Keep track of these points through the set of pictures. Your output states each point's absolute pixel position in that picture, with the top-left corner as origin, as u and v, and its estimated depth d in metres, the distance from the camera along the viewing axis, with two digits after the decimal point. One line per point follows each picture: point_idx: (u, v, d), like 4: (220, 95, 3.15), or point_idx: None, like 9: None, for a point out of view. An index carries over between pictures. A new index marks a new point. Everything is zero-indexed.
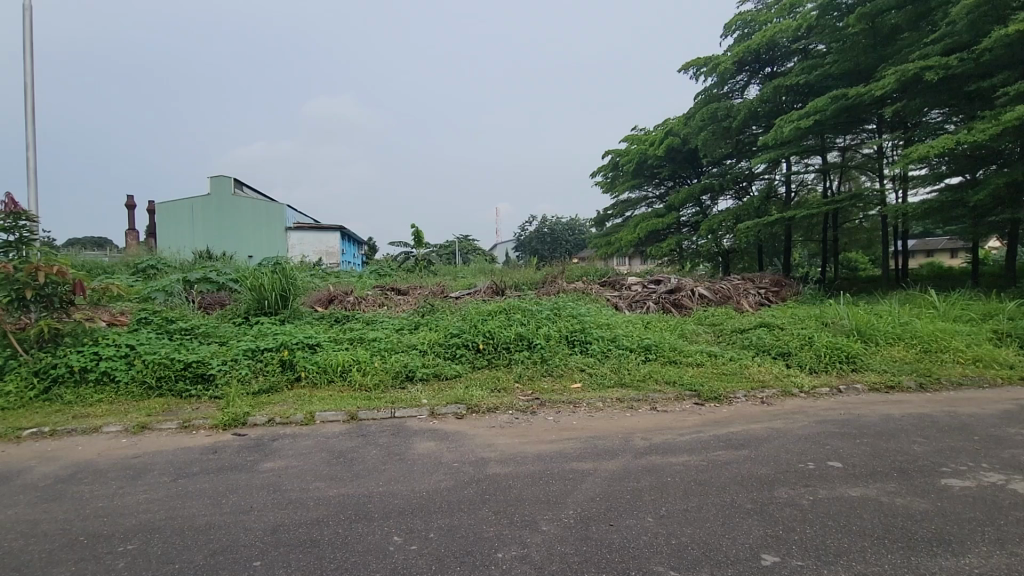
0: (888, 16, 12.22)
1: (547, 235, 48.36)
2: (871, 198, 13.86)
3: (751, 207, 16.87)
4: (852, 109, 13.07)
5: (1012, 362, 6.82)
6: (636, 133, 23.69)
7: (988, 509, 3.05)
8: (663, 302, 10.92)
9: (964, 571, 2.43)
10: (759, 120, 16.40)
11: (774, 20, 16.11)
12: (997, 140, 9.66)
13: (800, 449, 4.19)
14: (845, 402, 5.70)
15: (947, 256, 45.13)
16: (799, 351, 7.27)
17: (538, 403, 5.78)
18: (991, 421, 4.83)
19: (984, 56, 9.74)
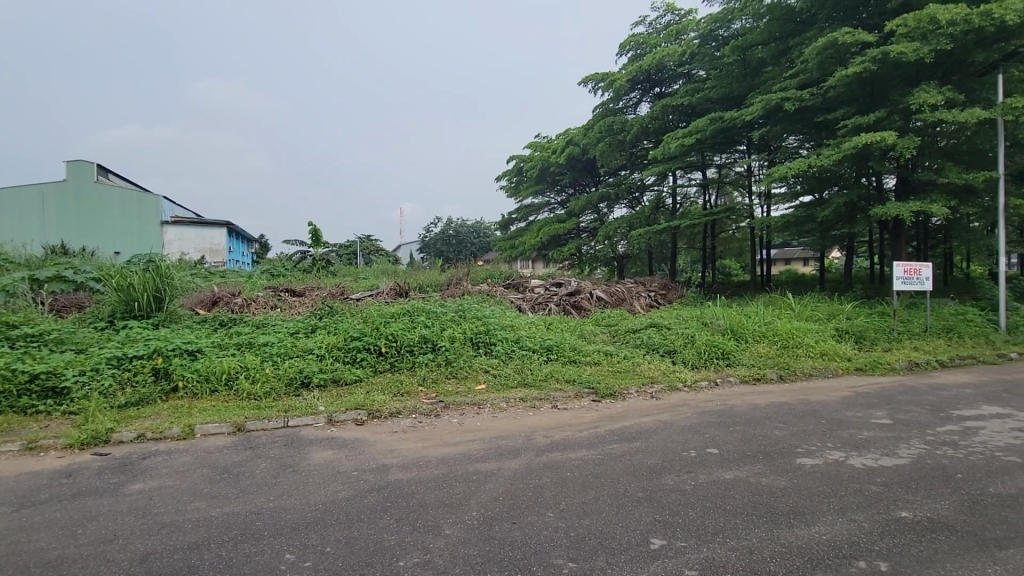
0: (755, 50, 13.80)
1: (453, 237, 48.23)
2: (742, 211, 15.52)
3: (643, 215, 18.09)
4: (727, 131, 14.55)
5: (850, 355, 8.02)
6: (539, 140, 24.46)
7: (832, 482, 3.55)
8: (563, 304, 11.38)
9: (814, 538, 2.81)
10: (650, 135, 17.70)
11: (663, 44, 17.50)
12: (840, 165, 11.28)
13: (683, 438, 4.59)
14: (721, 394, 6.33)
15: (800, 264, 51.98)
16: (683, 349, 7.95)
17: (442, 406, 5.74)
18: (835, 406, 5.64)
19: (830, 93, 11.36)
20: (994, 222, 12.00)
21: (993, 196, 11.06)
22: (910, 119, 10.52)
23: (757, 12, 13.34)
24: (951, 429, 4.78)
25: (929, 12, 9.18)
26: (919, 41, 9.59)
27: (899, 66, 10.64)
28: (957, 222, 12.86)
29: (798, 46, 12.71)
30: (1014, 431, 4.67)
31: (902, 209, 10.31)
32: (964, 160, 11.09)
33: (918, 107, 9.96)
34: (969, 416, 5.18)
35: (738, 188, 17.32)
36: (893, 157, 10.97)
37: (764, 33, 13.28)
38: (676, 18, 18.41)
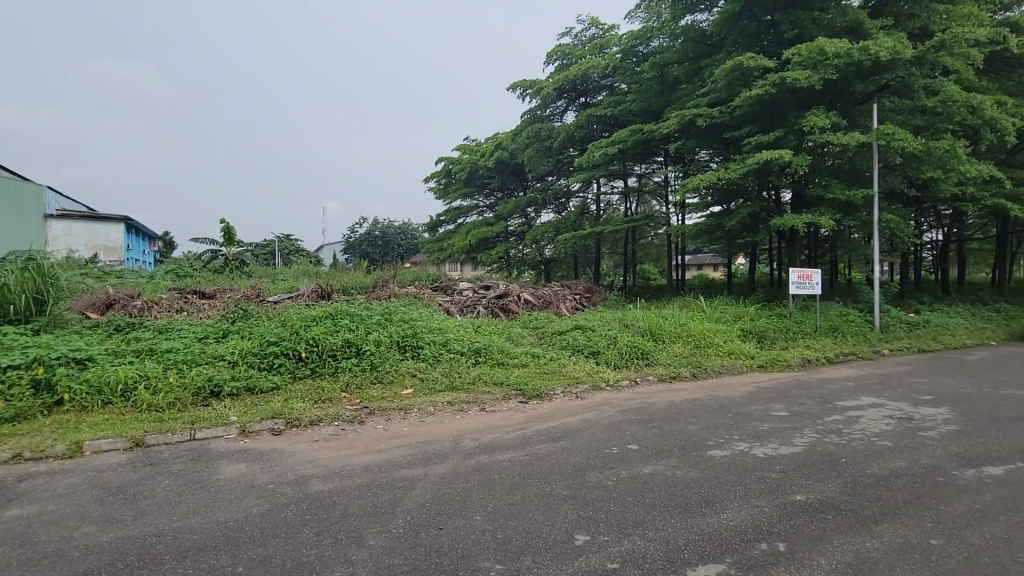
0: (672, 68, 14.66)
1: (379, 238, 46.90)
2: (660, 219, 16.40)
3: (569, 220, 18.62)
4: (647, 143, 15.34)
5: (753, 354, 8.74)
6: (467, 143, 24.47)
7: (739, 472, 3.86)
8: (492, 307, 11.44)
9: (723, 524, 3.03)
10: (575, 143, 18.25)
11: (587, 56, 18.15)
12: (745, 178, 12.25)
13: (606, 436, 4.78)
14: (641, 393, 6.66)
15: (711, 269, 55.85)
16: (606, 350, 8.28)
17: (367, 412, 5.57)
18: (740, 401, 6.13)
19: (737, 111, 12.32)
20: (870, 234, 13.59)
21: (870, 211, 12.53)
22: (803, 140, 11.64)
23: (673, 32, 14.18)
24: (836, 418, 5.35)
25: (819, 44, 10.22)
26: (811, 70, 10.63)
27: (795, 91, 11.75)
28: (841, 233, 14.40)
29: (709, 66, 13.66)
30: (886, 418, 5.32)
31: (797, 221, 11.39)
32: (847, 178, 12.45)
33: (809, 129, 11.05)
34: (850, 406, 5.83)
35: (656, 197, 18.33)
36: (789, 173, 12.09)
37: (679, 53, 14.14)
38: (600, 31, 19.17)
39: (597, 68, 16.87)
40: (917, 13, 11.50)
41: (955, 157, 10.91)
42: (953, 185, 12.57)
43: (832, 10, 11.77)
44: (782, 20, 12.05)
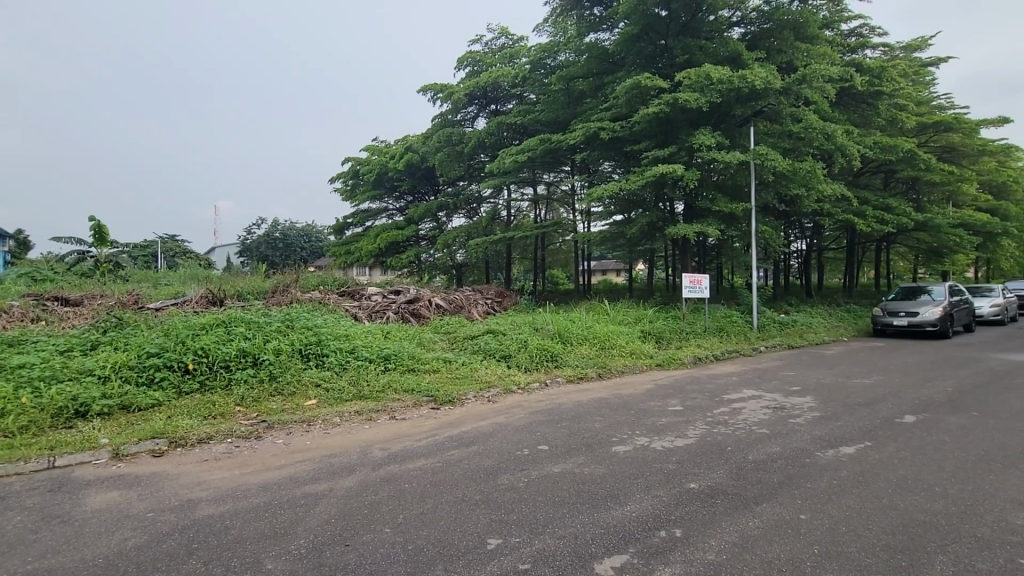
0: (577, 82, 15.33)
1: (279, 240, 44.03)
2: (567, 226, 17.02)
3: (480, 226, 18.77)
4: (554, 152, 15.88)
5: (652, 353, 9.37)
6: (376, 144, 23.84)
7: (640, 465, 4.12)
8: (402, 312, 11.19)
9: (626, 516, 3.21)
10: (486, 149, 18.59)
11: (497, 65, 18.48)
12: (643, 190, 13.11)
13: (517, 438, 4.87)
14: (550, 394, 6.87)
15: (614, 275, 59.01)
16: (517, 353, 8.44)
17: (265, 427, 5.19)
18: (641, 398, 6.54)
19: (635, 127, 13.15)
20: (749, 244, 15.14)
21: (748, 223, 13.95)
22: (693, 156, 12.72)
23: (578, 48, 14.86)
24: (723, 410, 5.88)
25: (705, 71, 11.23)
26: (699, 93, 11.64)
27: (685, 112, 12.81)
28: (726, 242, 15.88)
29: (610, 83, 14.44)
30: (763, 408, 5.95)
31: (688, 230, 12.39)
32: (729, 193, 13.78)
33: (698, 147, 12.10)
34: (735, 399, 6.44)
35: (564, 205, 19.05)
36: (681, 186, 13.13)
37: (584, 68, 14.84)
38: (509, 41, 19.61)
39: (506, 77, 17.25)
40: (785, 49, 13.02)
41: (816, 178, 12.50)
42: (814, 202, 14.39)
43: (716, 41, 12.99)
44: (675, 46, 13.09)
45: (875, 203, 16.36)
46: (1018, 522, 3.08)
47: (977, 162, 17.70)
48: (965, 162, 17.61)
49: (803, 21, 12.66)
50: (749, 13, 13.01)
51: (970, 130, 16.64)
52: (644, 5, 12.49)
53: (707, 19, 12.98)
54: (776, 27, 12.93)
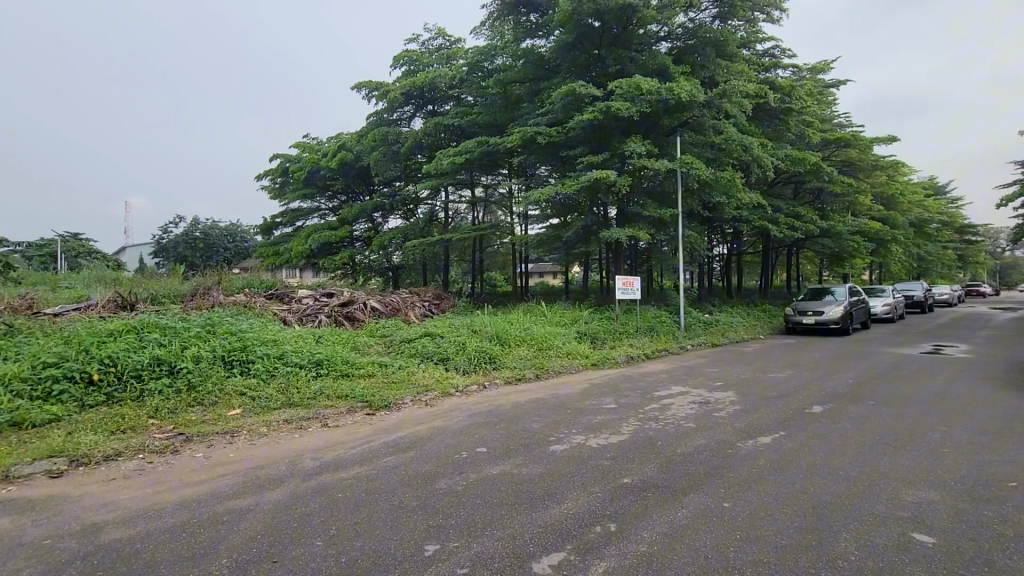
0: (514, 87, 15.49)
1: (199, 240, 41.20)
2: (505, 228, 17.08)
3: (417, 227, 18.51)
4: (492, 155, 15.95)
5: (587, 353, 9.63)
6: (307, 141, 22.94)
7: (576, 463, 4.23)
8: (335, 316, 10.82)
9: (562, 514, 3.29)
10: (423, 150, 18.39)
11: (434, 65, 18.34)
12: (578, 194, 13.46)
13: (455, 441, 4.85)
14: (488, 396, 6.89)
15: (550, 278, 60.11)
16: (455, 356, 8.39)
17: (182, 440, 4.84)
18: (577, 397, 6.72)
19: (570, 133, 13.48)
20: (676, 248, 15.94)
21: (676, 228, 14.67)
22: (625, 163, 13.21)
23: (515, 53, 15.05)
24: (653, 407, 6.16)
25: (636, 81, 11.71)
26: (630, 102, 12.11)
27: (617, 121, 13.29)
28: (656, 245, 16.62)
29: (546, 89, 14.72)
30: (690, 404, 6.28)
31: (621, 234, 12.86)
32: (658, 199, 14.44)
33: (629, 154, 12.59)
34: (664, 396, 6.75)
35: (501, 208, 19.19)
36: (614, 192, 13.60)
37: (521, 73, 15.02)
38: (446, 42, 19.50)
39: (444, 78, 17.14)
40: (708, 65, 13.81)
41: (736, 187, 13.37)
42: (734, 209, 15.40)
43: (645, 53, 13.57)
44: (608, 56, 13.55)
45: (787, 211, 17.74)
46: (907, 499, 3.46)
47: (871, 176, 19.64)
48: (861, 175, 19.49)
49: (723, 39, 13.50)
50: (675, 29, 13.68)
51: (865, 147, 18.44)
52: (578, 15, 12.84)
53: (637, 32, 13.49)
54: (699, 44, 13.70)
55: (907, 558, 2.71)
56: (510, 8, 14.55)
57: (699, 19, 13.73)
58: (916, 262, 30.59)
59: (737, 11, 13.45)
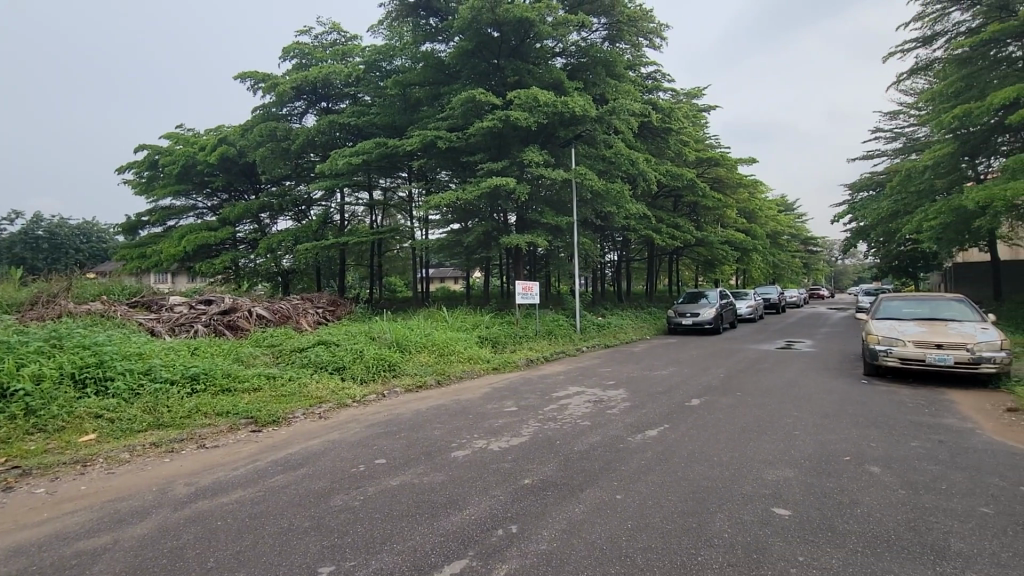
0: (413, 89, 15.28)
1: (43, 239, 35.48)
2: (405, 233, 16.54)
3: (310, 229, 17.50)
4: (391, 157, 15.58)
5: (488, 357, 9.74)
6: (182, 133, 20.82)
7: (478, 467, 4.26)
8: (214, 325, 9.87)
9: (464, 521, 3.29)
10: (316, 149, 17.50)
11: (328, 61, 17.56)
12: (479, 200, 13.58)
13: (352, 454, 4.66)
14: (387, 404, 6.71)
15: (451, 283, 60.06)
16: (351, 364, 8.05)
17: (18, 475, 4.13)
18: (479, 402, 6.77)
19: (471, 139, 13.56)
20: (571, 254, 16.67)
21: (571, 235, 15.36)
22: (523, 171, 13.56)
23: (414, 55, 14.89)
24: (552, 407, 6.39)
25: (534, 93, 12.10)
26: (528, 112, 12.47)
27: (516, 129, 13.63)
28: (553, 252, 17.26)
29: (446, 94, 14.70)
30: (586, 403, 6.60)
31: (520, 240, 13.16)
32: (555, 206, 15.04)
33: (528, 163, 12.96)
34: (561, 396, 7.03)
35: (401, 211, 18.81)
36: (513, 199, 13.90)
37: (421, 76, 14.86)
38: (341, 38, 18.80)
39: (338, 75, 16.47)
40: (599, 82, 14.66)
41: (624, 198, 14.31)
42: (623, 219, 16.48)
43: (541, 67, 14.07)
44: (506, 66, 13.87)
45: (668, 221, 19.35)
46: (767, 477, 3.93)
47: (736, 192, 22.08)
48: (729, 191, 21.85)
49: (612, 60, 14.43)
50: (569, 46, 14.36)
51: (731, 166, 20.70)
52: (477, 24, 13.01)
53: (534, 46, 13.95)
54: (591, 62, 14.49)
55: (769, 530, 3.08)
56: (408, 9, 14.35)
57: (591, 39, 14.56)
58: (772, 269, 34.89)
59: (624, 34, 14.45)
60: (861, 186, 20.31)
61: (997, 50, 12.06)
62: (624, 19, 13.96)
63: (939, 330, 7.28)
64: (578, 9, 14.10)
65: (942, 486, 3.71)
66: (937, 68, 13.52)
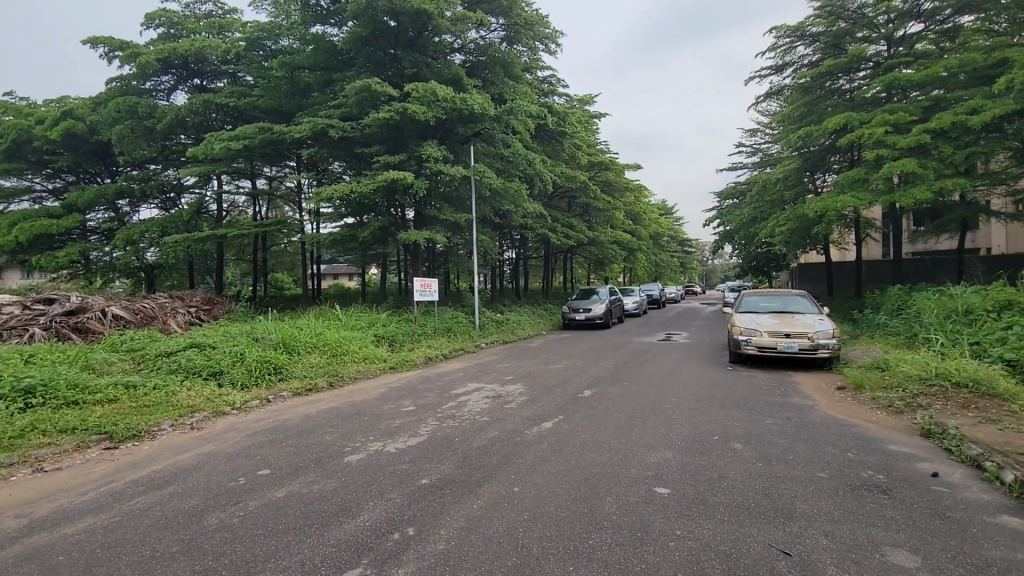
0: (302, 73, 14.32)
1: None
2: (293, 225, 15.42)
3: (180, 219, 15.71)
4: (276, 145, 14.49)
5: (384, 356, 9.43)
6: (13, 102, 17.70)
7: (374, 471, 4.10)
8: (57, 327, 8.50)
9: (357, 529, 3.14)
10: (187, 130, 15.76)
11: (202, 33, 15.87)
12: (375, 194, 13.09)
13: (231, 467, 4.26)
14: (273, 410, 6.23)
15: (346, 280, 57.57)
16: (229, 369, 7.36)
17: None
18: (374, 403, 6.53)
19: (366, 130, 12.99)
20: (471, 251, 16.72)
21: (470, 232, 15.39)
22: (422, 166, 13.31)
23: (302, 37, 13.97)
24: (450, 405, 6.36)
25: (432, 87, 11.91)
26: (426, 107, 12.25)
27: (414, 123, 13.33)
28: (452, 249, 17.18)
29: (339, 81, 13.95)
30: (484, 398, 6.66)
31: (419, 236, 12.90)
32: (454, 203, 14.96)
33: (426, 158, 12.73)
34: (460, 393, 7.02)
35: (288, 203, 17.58)
36: (411, 194, 13.60)
37: (310, 59, 13.95)
38: (217, 10, 17.12)
39: (214, 50, 14.94)
40: (496, 82, 14.79)
41: (521, 197, 14.62)
42: (520, 218, 16.85)
43: (440, 61, 13.89)
44: (404, 57, 13.49)
45: (562, 221, 20.13)
46: (651, 460, 4.25)
47: (623, 196, 23.59)
48: (618, 194, 23.30)
49: (510, 61, 14.63)
50: (467, 43, 14.38)
51: (619, 171, 22.08)
52: (372, 11, 12.53)
53: (432, 39, 13.75)
54: (489, 61, 14.58)
55: (652, 509, 3.33)
56: None
57: (488, 39, 14.66)
58: (654, 268, 37.87)
59: (521, 37, 14.74)
60: (727, 195, 22.74)
61: (831, 82, 14.17)
62: (520, 21, 14.21)
63: (788, 322, 8.38)
64: (476, 7, 14.13)
65: (790, 456, 4.28)
66: (786, 93, 15.49)
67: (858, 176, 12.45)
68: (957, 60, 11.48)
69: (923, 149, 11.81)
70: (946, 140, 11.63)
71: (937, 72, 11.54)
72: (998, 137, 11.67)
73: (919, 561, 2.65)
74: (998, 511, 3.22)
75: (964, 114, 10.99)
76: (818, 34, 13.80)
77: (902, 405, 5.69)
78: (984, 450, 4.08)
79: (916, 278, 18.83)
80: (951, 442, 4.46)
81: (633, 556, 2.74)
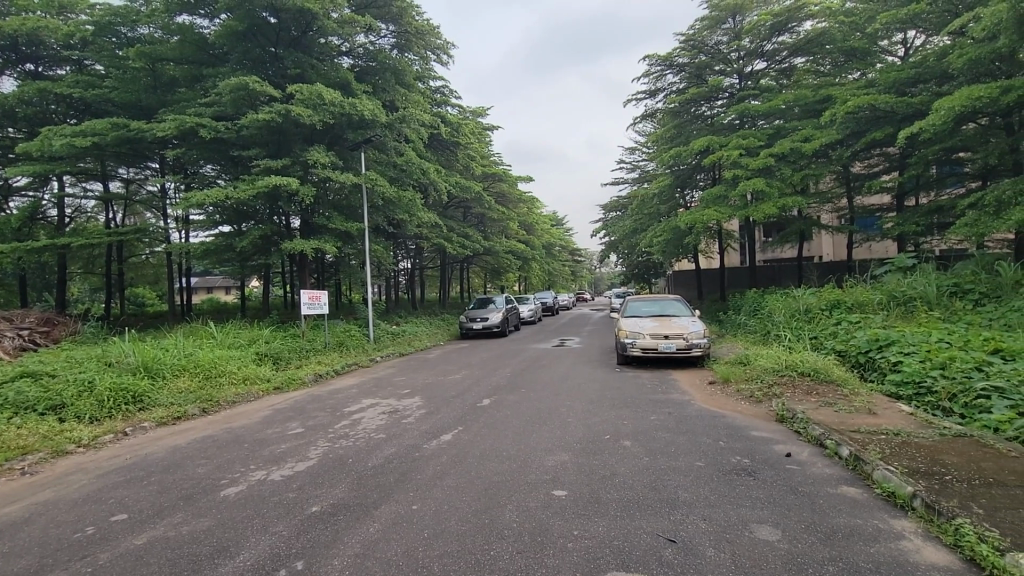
0: (166, 65, 12.90)
1: None
2: (156, 233, 13.73)
3: (7, 226, 13.35)
4: (135, 143, 12.88)
5: (267, 376, 8.69)
6: None
7: (256, 504, 3.75)
8: None
9: (236, 571, 2.85)
10: (17, 122, 13.50)
11: (37, 12, 13.73)
12: (255, 200, 12.08)
13: (75, 516, 3.65)
14: (131, 445, 5.45)
15: (222, 291, 52.41)
16: (73, 400, 6.32)
17: None
18: (256, 427, 5.99)
19: (242, 131, 11.96)
20: (363, 261, 16.07)
21: (362, 242, 14.78)
22: (308, 172, 12.57)
23: (166, 26, 12.62)
24: (343, 424, 6.02)
25: (318, 90, 11.27)
26: (312, 110, 11.60)
27: (299, 126, 12.56)
28: (342, 259, 16.38)
29: (210, 77, 12.77)
30: (379, 415, 6.40)
31: (305, 246, 12.13)
32: (344, 211, 14.27)
33: (312, 164, 12.05)
34: (353, 411, 6.68)
35: (150, 208, 15.67)
36: (296, 201, 12.78)
37: (175, 51, 12.59)
38: None
39: (54, 32, 12.98)
40: (388, 88, 14.33)
41: (416, 207, 14.37)
42: (414, 227, 16.56)
43: (326, 63, 13.28)
44: (285, 56, 12.71)
45: (457, 231, 20.12)
46: (548, 464, 4.37)
47: (517, 206, 24.20)
48: (512, 205, 23.84)
49: (401, 68, 14.36)
50: (356, 47, 13.86)
51: (512, 183, 22.67)
52: (249, 5, 11.73)
53: (317, 40, 13.11)
54: (380, 67, 14.20)
55: (552, 512, 3.41)
56: None
57: (379, 44, 14.21)
58: (548, 276, 39.25)
59: (412, 45, 14.43)
60: (612, 207, 24.33)
61: (696, 109, 15.82)
62: (411, 30, 13.95)
63: (667, 325, 9.11)
64: (364, 11, 13.74)
65: (672, 449, 4.64)
66: (658, 116, 17.00)
67: (720, 193, 13.96)
68: (793, 95, 13.38)
69: (770, 170, 13.56)
70: (787, 163, 13.46)
71: (778, 105, 13.36)
72: (825, 161, 13.79)
73: (780, 533, 3.00)
74: (838, 482, 3.76)
75: (799, 141, 12.84)
76: (684, 64, 15.43)
77: (761, 395, 6.46)
78: (824, 430, 4.75)
79: (769, 282, 21.45)
80: (799, 425, 5.14)
81: (534, 562, 2.79)
